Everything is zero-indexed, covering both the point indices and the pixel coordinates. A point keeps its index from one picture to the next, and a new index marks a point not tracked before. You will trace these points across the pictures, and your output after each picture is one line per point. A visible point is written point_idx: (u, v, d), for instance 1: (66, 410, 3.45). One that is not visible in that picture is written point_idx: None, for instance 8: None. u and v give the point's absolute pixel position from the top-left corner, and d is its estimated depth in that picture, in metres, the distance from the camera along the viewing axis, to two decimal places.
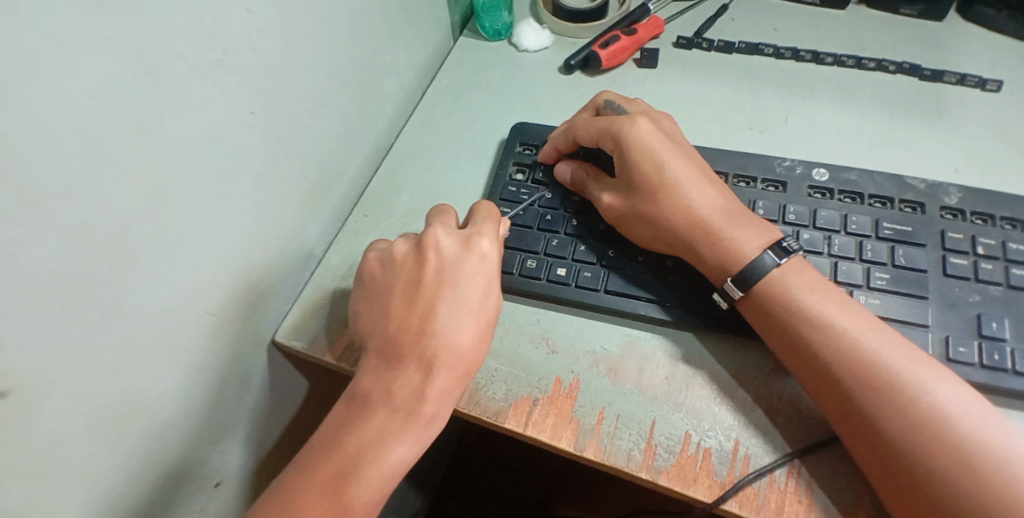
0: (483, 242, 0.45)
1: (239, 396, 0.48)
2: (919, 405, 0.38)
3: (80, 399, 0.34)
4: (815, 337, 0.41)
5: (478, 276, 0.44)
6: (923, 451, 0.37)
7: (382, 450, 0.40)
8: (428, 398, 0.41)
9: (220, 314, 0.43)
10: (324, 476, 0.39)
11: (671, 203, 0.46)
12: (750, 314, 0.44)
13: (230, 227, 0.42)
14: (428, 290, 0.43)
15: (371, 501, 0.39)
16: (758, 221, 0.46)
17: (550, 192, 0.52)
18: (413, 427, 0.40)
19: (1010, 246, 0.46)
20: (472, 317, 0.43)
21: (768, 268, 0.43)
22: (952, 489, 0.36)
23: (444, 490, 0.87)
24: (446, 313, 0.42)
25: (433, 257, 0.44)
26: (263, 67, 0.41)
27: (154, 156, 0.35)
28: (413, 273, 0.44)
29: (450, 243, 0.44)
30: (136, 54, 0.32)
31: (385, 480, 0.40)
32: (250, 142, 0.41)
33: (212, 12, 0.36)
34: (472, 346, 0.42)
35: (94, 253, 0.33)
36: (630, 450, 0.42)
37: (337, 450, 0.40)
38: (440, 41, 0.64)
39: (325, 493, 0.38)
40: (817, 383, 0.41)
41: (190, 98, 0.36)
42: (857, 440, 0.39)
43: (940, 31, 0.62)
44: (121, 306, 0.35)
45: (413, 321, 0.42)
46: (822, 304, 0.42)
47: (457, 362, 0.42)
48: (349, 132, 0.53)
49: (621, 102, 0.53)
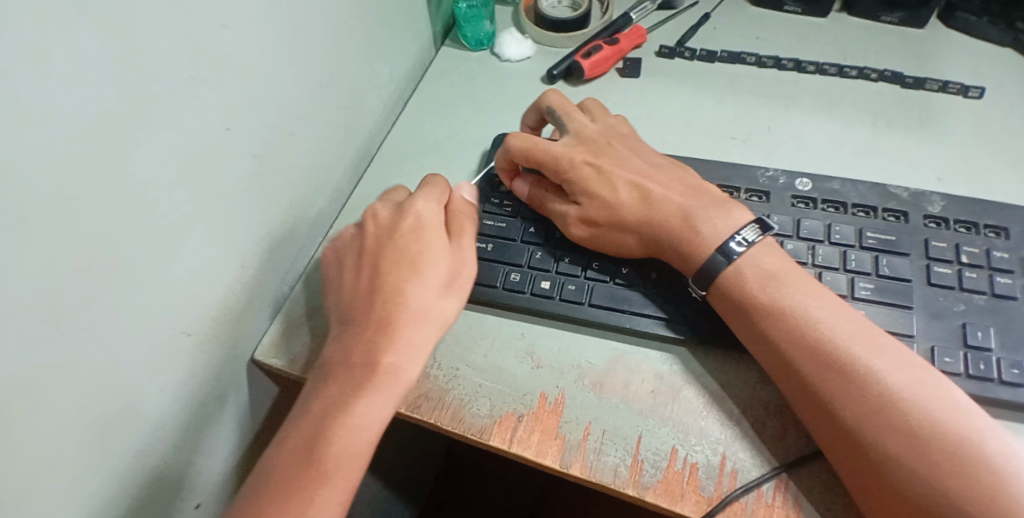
0: (418, 204, 0.47)
1: (222, 418, 0.47)
2: (881, 390, 0.38)
3: (55, 427, 0.33)
4: (775, 328, 0.41)
5: (416, 233, 0.45)
6: (903, 453, 0.36)
7: (346, 405, 0.40)
8: (382, 349, 0.41)
9: (199, 334, 0.42)
10: (297, 445, 0.39)
11: (634, 214, 0.46)
12: (724, 310, 0.43)
13: (208, 245, 0.41)
14: (370, 255, 0.45)
15: (348, 456, 0.39)
16: (719, 203, 0.46)
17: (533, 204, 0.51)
18: (373, 380, 0.41)
19: (994, 254, 0.46)
20: (418, 268, 0.44)
21: (722, 265, 0.43)
22: (924, 477, 0.36)
23: (434, 503, 0.88)
24: (390, 271, 0.44)
25: (372, 227, 0.47)
26: (238, 81, 0.40)
27: (128, 175, 0.34)
28: (358, 247, 0.46)
29: (387, 213, 0.47)
30: (108, 72, 0.32)
31: (360, 436, 0.40)
32: (227, 158, 0.41)
33: (186, 27, 0.35)
34: (421, 293, 0.43)
35: (67, 277, 0.32)
36: (616, 466, 0.41)
37: (307, 417, 0.40)
38: (421, 52, 0.64)
39: (297, 461, 0.39)
40: (789, 375, 0.41)
41: (165, 115, 0.35)
42: (829, 430, 0.39)
43: (921, 38, 0.63)
44: (96, 330, 0.34)
45: (361, 285, 0.44)
46: (782, 293, 0.42)
47: (405, 309, 0.42)
48: (329, 146, 0.52)
49: (562, 108, 0.53)
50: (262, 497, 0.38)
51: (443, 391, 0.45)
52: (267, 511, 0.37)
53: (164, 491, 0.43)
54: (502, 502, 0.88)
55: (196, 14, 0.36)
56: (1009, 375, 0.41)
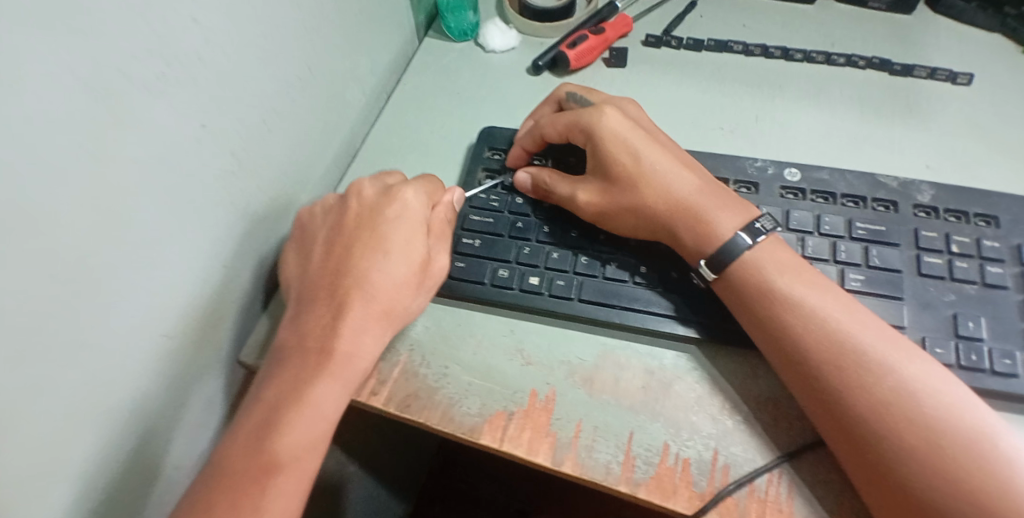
0: (406, 193, 0.47)
1: (207, 422, 0.46)
2: (888, 383, 0.38)
3: (33, 438, 0.32)
4: (786, 314, 0.41)
5: (392, 221, 0.45)
6: (895, 439, 0.37)
7: (299, 391, 0.40)
8: (336, 333, 0.42)
9: (176, 337, 0.41)
10: (247, 437, 0.39)
11: (651, 191, 0.45)
12: (725, 293, 0.43)
13: (185, 246, 0.39)
14: (343, 238, 0.45)
15: (302, 446, 0.39)
16: (739, 201, 0.45)
17: (520, 197, 0.51)
18: (327, 366, 0.41)
19: (983, 243, 0.45)
20: (388, 259, 0.44)
21: (741, 249, 0.43)
22: (921, 470, 0.36)
23: (427, 496, 0.88)
24: (362, 257, 0.44)
25: (355, 202, 0.47)
26: (213, 76, 0.39)
27: (97, 177, 0.32)
28: (334, 222, 0.46)
29: (372, 193, 0.47)
30: (72, 71, 0.30)
31: (314, 423, 0.40)
32: (203, 157, 0.39)
33: (155, 22, 0.34)
34: (386, 285, 0.43)
35: (35, 286, 0.31)
36: (608, 464, 0.41)
37: (256, 408, 0.40)
38: (403, 43, 0.62)
39: (249, 449, 0.39)
40: (792, 365, 0.40)
41: (135, 114, 0.34)
42: (829, 418, 0.39)
43: (909, 24, 0.62)
44: (68, 337, 0.33)
45: (330, 265, 0.44)
46: (794, 282, 0.42)
47: (370, 302, 0.43)
48: (310, 141, 0.51)
49: (583, 92, 0.52)
50: (214, 480, 0.38)
51: (431, 391, 0.44)
52: (221, 499, 0.37)
53: (155, 490, 0.42)
54: (494, 495, 0.88)
55: (166, 7, 0.34)
56: (1000, 365, 0.41)
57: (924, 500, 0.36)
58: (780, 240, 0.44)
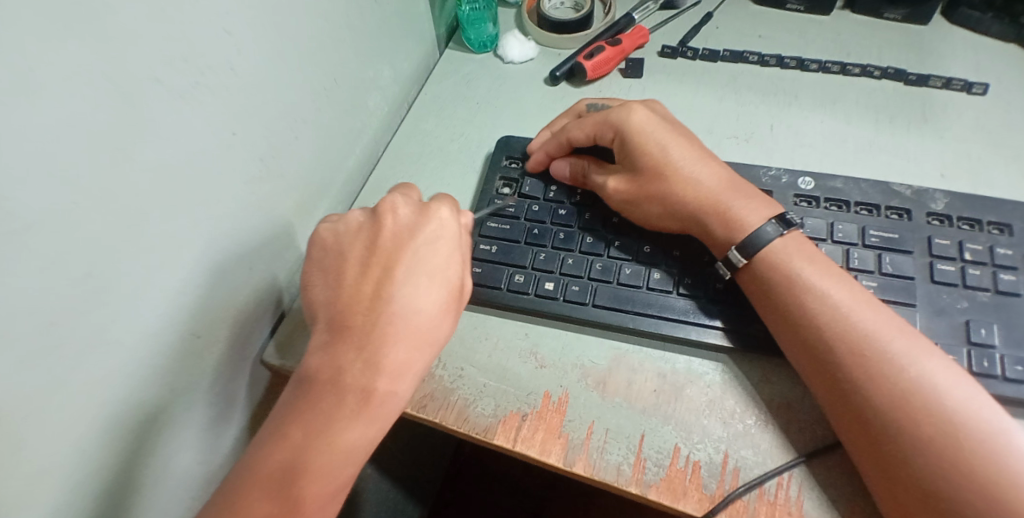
0: (438, 218, 0.46)
1: (229, 420, 0.48)
2: (909, 379, 0.38)
3: (66, 426, 0.34)
4: (820, 311, 0.41)
5: (431, 245, 0.45)
6: (916, 434, 0.37)
7: (337, 426, 0.40)
8: (376, 369, 0.41)
9: (203, 336, 0.42)
10: (277, 466, 0.39)
11: (679, 182, 0.47)
12: (749, 287, 0.44)
13: (212, 248, 0.41)
14: (379, 259, 0.44)
15: (330, 480, 0.39)
16: (764, 197, 0.47)
17: (551, 193, 0.53)
18: (366, 400, 0.40)
19: (997, 251, 0.45)
20: (425, 288, 0.43)
21: (769, 239, 0.44)
22: (935, 468, 0.36)
23: (444, 501, 0.89)
24: (401, 281, 0.43)
25: (389, 223, 0.45)
26: (242, 86, 0.41)
27: (132, 182, 0.35)
28: (359, 247, 0.44)
29: (406, 213, 0.46)
30: (111, 81, 0.32)
31: (344, 459, 0.40)
32: (231, 162, 0.41)
33: (186, 35, 0.36)
34: (425, 312, 0.43)
35: (77, 283, 0.33)
36: (619, 465, 0.42)
37: (286, 436, 0.40)
38: (424, 54, 0.64)
39: (275, 481, 0.38)
40: (818, 365, 0.41)
41: (170, 121, 0.36)
42: (849, 414, 0.39)
43: (926, 35, 0.63)
44: (105, 333, 0.35)
45: (365, 290, 0.43)
46: (825, 279, 0.42)
47: (410, 335, 0.42)
48: (333, 149, 0.53)
49: (604, 102, 0.54)
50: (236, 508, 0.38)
51: (447, 391, 0.45)
52: None
53: (178, 484, 0.44)
54: (511, 498, 0.89)
55: (199, 21, 0.36)
56: (1013, 372, 0.41)
57: (940, 499, 0.36)
58: (802, 235, 0.45)
